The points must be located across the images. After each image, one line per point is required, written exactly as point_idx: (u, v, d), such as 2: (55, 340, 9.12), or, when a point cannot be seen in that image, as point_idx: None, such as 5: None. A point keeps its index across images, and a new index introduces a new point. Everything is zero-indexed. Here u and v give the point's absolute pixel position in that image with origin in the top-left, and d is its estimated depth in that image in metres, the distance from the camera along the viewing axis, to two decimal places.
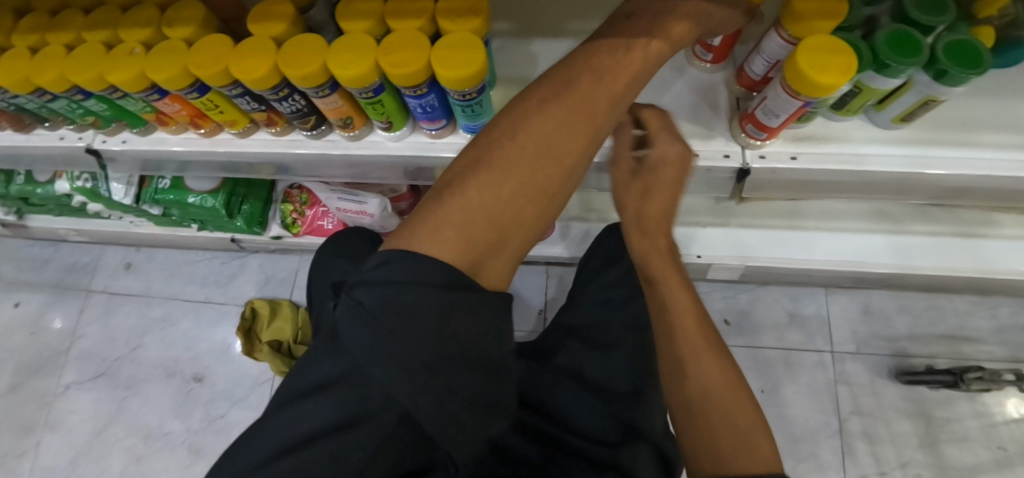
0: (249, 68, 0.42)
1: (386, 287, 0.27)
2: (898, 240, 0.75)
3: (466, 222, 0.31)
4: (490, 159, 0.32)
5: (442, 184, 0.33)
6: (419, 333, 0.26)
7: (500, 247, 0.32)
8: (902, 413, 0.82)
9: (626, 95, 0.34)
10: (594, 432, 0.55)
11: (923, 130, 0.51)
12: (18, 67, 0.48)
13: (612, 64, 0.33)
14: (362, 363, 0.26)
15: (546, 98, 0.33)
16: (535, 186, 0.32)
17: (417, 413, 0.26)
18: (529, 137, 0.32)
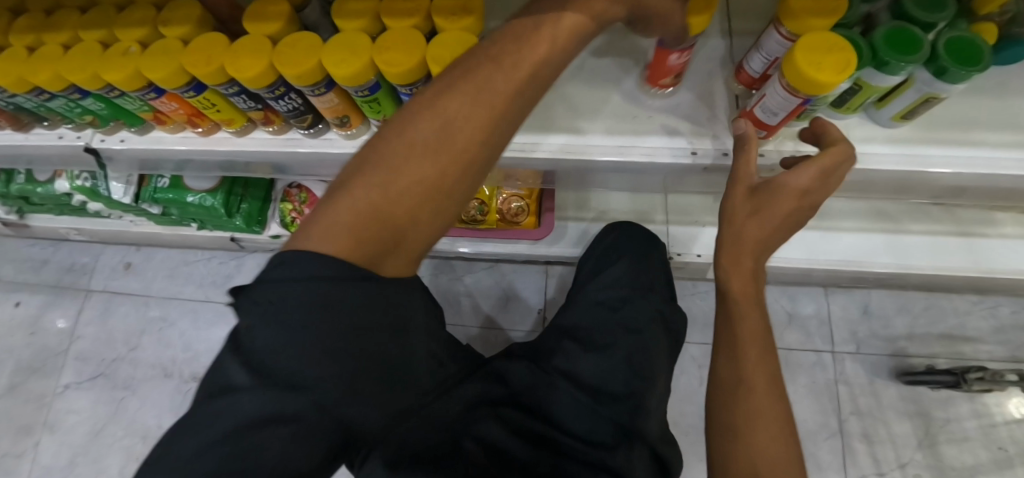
0: (243, 67, 0.42)
1: (290, 281, 0.29)
2: (897, 239, 0.75)
3: (354, 220, 0.31)
4: (381, 158, 0.32)
5: (339, 180, 0.33)
6: (332, 323, 0.29)
7: (397, 244, 0.32)
8: (901, 414, 0.81)
9: (531, 83, 0.31)
10: (589, 433, 0.55)
11: (922, 128, 0.51)
12: (14, 67, 0.48)
13: (509, 54, 0.31)
14: (272, 358, 0.27)
15: (444, 94, 0.32)
16: (426, 183, 0.31)
17: (327, 401, 0.28)
18: (420, 134, 0.31)
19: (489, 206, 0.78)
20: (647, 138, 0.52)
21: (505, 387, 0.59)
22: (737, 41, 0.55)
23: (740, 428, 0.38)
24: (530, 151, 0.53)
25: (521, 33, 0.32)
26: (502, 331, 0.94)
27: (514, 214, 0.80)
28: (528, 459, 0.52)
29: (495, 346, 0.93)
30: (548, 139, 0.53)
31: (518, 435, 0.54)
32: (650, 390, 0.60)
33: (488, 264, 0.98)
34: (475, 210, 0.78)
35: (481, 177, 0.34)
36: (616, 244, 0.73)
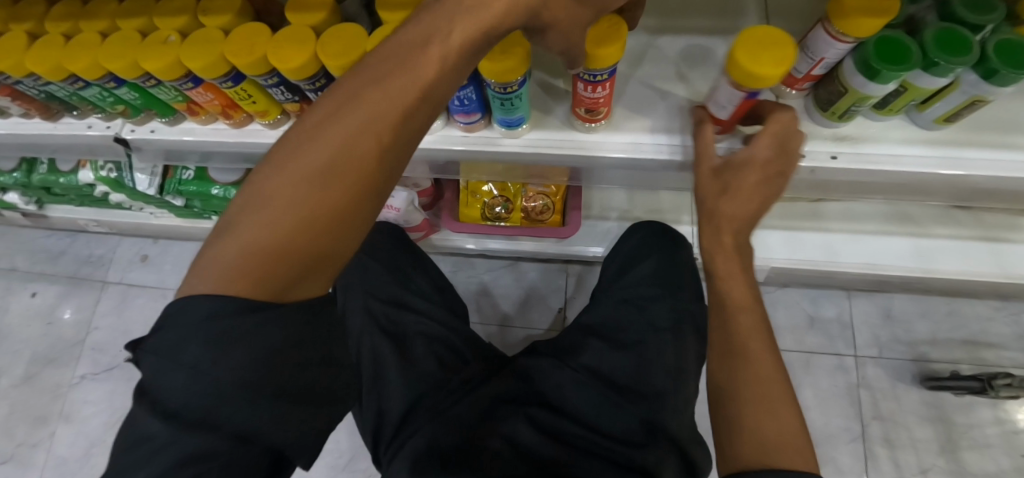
0: (287, 58, 0.41)
1: (184, 328, 0.28)
2: (923, 243, 0.75)
3: (242, 259, 0.28)
4: (268, 189, 0.30)
5: (223, 218, 0.30)
6: (235, 354, 0.28)
7: (298, 277, 0.30)
8: (922, 419, 0.81)
9: (428, 96, 0.31)
10: (616, 431, 0.55)
11: (962, 131, 0.50)
12: (50, 54, 0.47)
13: (402, 68, 0.30)
14: (181, 402, 0.27)
15: (334, 112, 0.30)
16: (322, 212, 0.29)
17: (247, 429, 0.28)
18: (310, 160, 0.29)
19: (514, 203, 0.77)
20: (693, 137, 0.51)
21: (528, 383, 0.60)
22: None
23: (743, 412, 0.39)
24: (569, 147, 0.52)
25: (412, 47, 0.31)
26: (521, 330, 0.94)
27: (540, 212, 0.78)
28: (554, 457, 0.51)
29: (515, 345, 0.93)
30: (583, 136, 0.52)
31: (541, 431, 0.54)
32: (680, 390, 0.59)
33: (508, 262, 0.98)
34: (499, 207, 0.77)
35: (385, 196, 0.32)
36: (646, 242, 0.72)
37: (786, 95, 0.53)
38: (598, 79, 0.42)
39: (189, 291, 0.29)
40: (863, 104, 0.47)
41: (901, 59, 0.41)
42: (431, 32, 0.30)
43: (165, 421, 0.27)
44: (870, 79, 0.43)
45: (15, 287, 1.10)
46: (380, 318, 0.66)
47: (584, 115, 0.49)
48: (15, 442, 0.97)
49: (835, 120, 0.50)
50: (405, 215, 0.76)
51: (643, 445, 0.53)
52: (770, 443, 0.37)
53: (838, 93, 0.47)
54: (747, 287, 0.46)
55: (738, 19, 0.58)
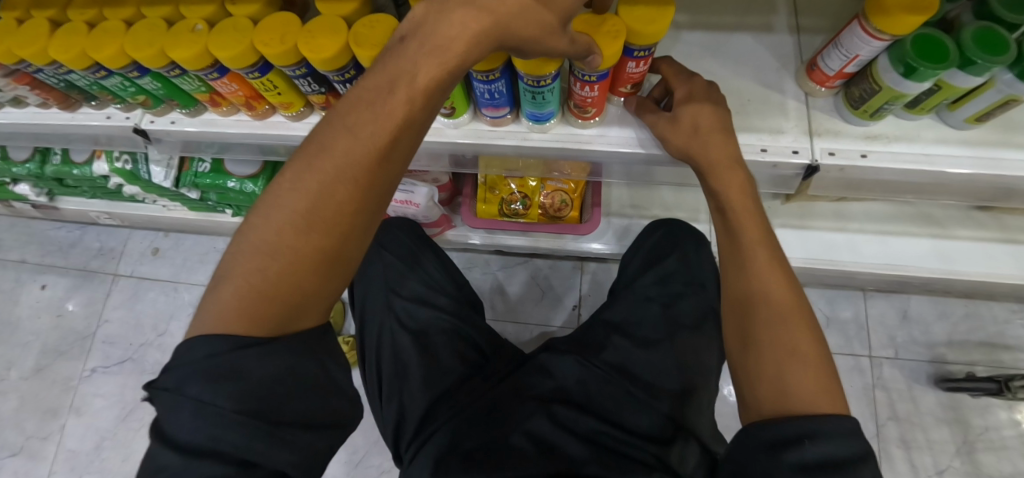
0: (319, 48, 0.41)
1: (189, 365, 0.30)
2: (945, 244, 0.74)
3: (238, 307, 0.31)
4: (256, 239, 0.32)
5: (218, 267, 0.33)
6: (235, 385, 0.30)
7: (293, 313, 0.33)
8: (939, 420, 0.81)
9: (399, 140, 0.32)
10: (643, 429, 0.53)
11: (996, 131, 0.49)
12: (74, 42, 0.46)
13: (366, 120, 0.32)
14: (188, 436, 0.29)
15: (308, 164, 0.32)
16: (306, 257, 0.32)
17: (250, 453, 0.29)
18: (293, 214, 0.32)
19: (532, 200, 0.76)
20: None
21: (553, 380, 0.59)
22: (804, 38, 0.55)
23: (757, 362, 0.38)
24: (594, 144, 0.51)
25: (376, 95, 0.32)
26: (534, 327, 0.93)
27: (558, 209, 0.77)
28: (583, 456, 0.49)
29: (530, 342, 0.92)
30: (612, 132, 0.50)
31: (573, 433, 0.52)
32: (703, 386, 0.60)
33: (523, 259, 0.98)
34: (517, 204, 0.77)
35: (366, 233, 0.35)
36: (670, 239, 0.71)
37: (815, 93, 0.52)
38: (588, 79, 0.41)
39: (196, 329, 0.32)
40: (896, 103, 0.46)
41: (936, 58, 0.41)
42: (395, 77, 0.31)
43: (177, 453, 0.28)
44: (904, 76, 0.42)
45: (25, 279, 1.09)
46: (402, 314, 0.66)
47: (576, 111, 0.49)
48: (26, 435, 0.97)
49: (865, 119, 0.49)
50: (425, 210, 0.75)
51: (670, 443, 0.52)
52: (793, 397, 0.34)
53: (871, 90, 0.46)
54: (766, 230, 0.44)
55: (767, 16, 0.57)
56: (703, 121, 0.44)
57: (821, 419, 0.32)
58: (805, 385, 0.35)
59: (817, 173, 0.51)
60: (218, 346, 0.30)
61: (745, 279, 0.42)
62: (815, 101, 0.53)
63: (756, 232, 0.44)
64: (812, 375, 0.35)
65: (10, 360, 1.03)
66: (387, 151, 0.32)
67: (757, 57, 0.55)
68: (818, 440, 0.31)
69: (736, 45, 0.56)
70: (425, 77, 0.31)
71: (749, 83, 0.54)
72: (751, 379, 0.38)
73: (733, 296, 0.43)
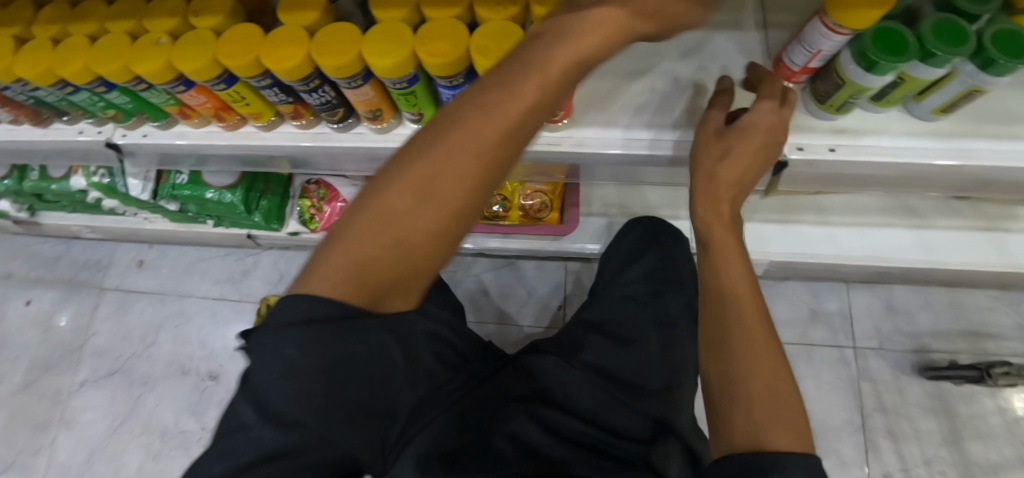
0: (281, 58, 0.41)
1: (284, 330, 0.27)
2: (924, 234, 0.75)
3: (344, 271, 0.28)
4: (371, 203, 0.29)
5: (331, 230, 0.30)
6: (327, 355, 0.27)
7: (392, 287, 0.29)
8: (925, 410, 0.81)
9: (534, 121, 0.29)
10: (624, 428, 0.53)
11: (962, 122, 0.50)
12: (39, 59, 0.46)
13: (510, 87, 0.28)
14: (278, 398, 0.26)
15: (438, 133, 0.29)
16: (424, 229, 0.28)
17: (333, 434, 0.27)
18: (421, 183, 0.28)
19: (512, 202, 0.79)
20: None
21: (534, 382, 0.59)
22: (773, 34, 0.55)
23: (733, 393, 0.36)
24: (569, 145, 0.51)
25: (511, 74, 0.29)
26: (522, 328, 0.93)
27: (537, 210, 0.79)
28: (563, 457, 0.49)
29: (515, 344, 0.92)
30: (584, 131, 0.51)
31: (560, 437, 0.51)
32: (685, 383, 0.60)
33: (507, 261, 0.98)
34: (497, 206, 0.78)
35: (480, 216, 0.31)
36: (645, 238, 0.72)
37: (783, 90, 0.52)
38: None
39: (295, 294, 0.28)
40: (860, 96, 0.46)
41: (897, 49, 0.41)
42: (536, 59, 0.29)
43: None
44: (867, 71, 0.42)
45: (11, 295, 1.09)
46: None
47: None
48: (15, 451, 0.97)
49: (832, 113, 0.50)
50: None
51: (650, 442, 0.52)
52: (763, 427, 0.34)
53: (835, 85, 0.46)
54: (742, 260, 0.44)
55: (737, 13, 0.57)
56: (738, 147, 0.42)
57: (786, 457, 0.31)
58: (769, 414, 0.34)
59: (786, 168, 0.51)
60: (317, 316, 0.27)
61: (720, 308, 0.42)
62: None
63: (733, 236, 0.45)
64: (780, 412, 0.34)
65: None
66: (523, 128, 0.29)
67: (727, 53, 0.55)
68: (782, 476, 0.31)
69: (706, 42, 0.56)
70: (562, 59, 0.29)
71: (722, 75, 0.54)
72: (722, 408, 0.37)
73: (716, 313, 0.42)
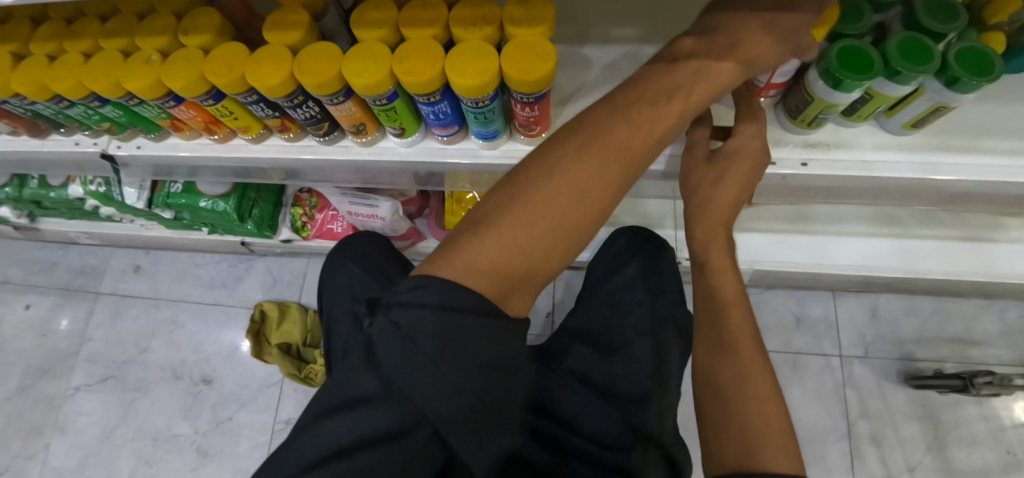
0: (265, 76, 0.42)
1: (429, 316, 0.30)
2: (904, 244, 0.76)
3: (500, 256, 0.33)
4: (520, 197, 0.34)
5: (481, 216, 0.34)
6: (456, 354, 0.30)
7: (527, 276, 0.34)
8: (909, 417, 0.82)
9: (659, 142, 0.35)
10: (601, 434, 0.55)
11: (932, 136, 0.51)
12: (35, 75, 0.48)
13: (650, 116, 0.34)
14: (403, 380, 0.30)
15: (585, 142, 0.34)
16: (564, 225, 0.34)
17: (446, 424, 0.30)
18: (572, 183, 0.34)
19: None
20: None
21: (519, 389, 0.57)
22: None
23: (734, 412, 0.39)
24: None
25: (654, 98, 0.34)
26: None
27: None
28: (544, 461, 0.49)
29: None
30: None
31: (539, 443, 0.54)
32: (664, 393, 0.60)
33: None
34: None
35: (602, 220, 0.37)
36: (620, 254, 0.73)
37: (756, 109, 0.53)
38: (527, 101, 0.43)
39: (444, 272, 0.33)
40: (829, 113, 0.47)
41: (862, 68, 0.42)
42: (675, 87, 0.35)
43: None
44: (833, 88, 0.43)
45: (9, 300, 1.11)
46: None
47: (522, 130, 0.50)
48: (12, 454, 0.98)
49: (804, 128, 0.51)
50: (392, 224, 0.76)
51: (629, 449, 0.53)
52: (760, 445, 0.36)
53: (805, 101, 0.48)
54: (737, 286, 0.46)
55: None
56: (732, 172, 0.42)
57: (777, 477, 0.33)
58: (764, 435, 0.36)
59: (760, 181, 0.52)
60: (467, 303, 0.31)
61: (717, 334, 0.44)
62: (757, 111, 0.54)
63: (726, 258, 0.46)
64: (775, 433, 0.36)
65: None
66: (653, 146, 0.35)
67: None
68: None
69: None
70: (698, 94, 0.35)
71: None
72: (717, 427, 0.39)
73: (711, 344, 0.44)
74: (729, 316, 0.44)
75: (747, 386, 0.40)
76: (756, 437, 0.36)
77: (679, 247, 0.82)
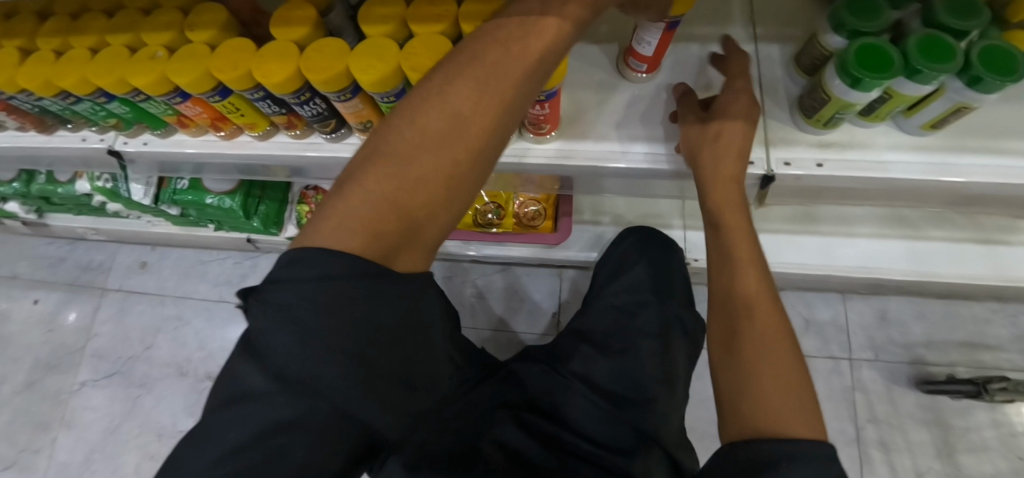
0: (271, 73, 0.42)
1: (304, 283, 0.29)
2: (917, 246, 0.74)
3: (361, 213, 0.31)
4: (383, 150, 0.32)
5: (347, 174, 0.33)
6: (345, 323, 0.29)
7: (408, 235, 0.32)
8: (919, 422, 0.81)
9: (537, 72, 0.32)
10: (605, 438, 0.54)
11: (949, 137, 0.50)
12: (41, 71, 0.48)
13: (517, 41, 0.32)
14: (290, 364, 0.28)
15: (448, 80, 0.32)
16: (433, 173, 0.32)
17: (346, 399, 0.29)
18: (436, 129, 0.32)
19: (506, 209, 0.79)
20: None
21: (524, 391, 0.61)
22: (762, 47, 0.55)
23: (748, 384, 0.37)
24: (552, 158, 0.51)
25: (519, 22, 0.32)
26: (516, 334, 0.94)
27: (531, 218, 0.80)
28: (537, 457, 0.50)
29: (509, 350, 0.93)
30: (570, 143, 0.51)
31: (531, 435, 0.53)
32: (670, 395, 0.59)
33: (502, 266, 0.99)
34: (491, 213, 0.79)
35: (486, 167, 0.34)
36: (629, 253, 0.72)
37: (770, 112, 0.52)
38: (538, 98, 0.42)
39: (312, 237, 0.31)
40: (847, 112, 0.46)
41: (882, 66, 0.41)
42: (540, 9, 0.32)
43: None
44: (852, 86, 0.42)
45: (17, 295, 1.12)
46: None
47: (531, 128, 0.49)
48: (18, 448, 0.99)
49: (819, 128, 0.50)
50: None
51: (632, 453, 0.52)
52: (775, 406, 0.35)
53: (822, 101, 0.47)
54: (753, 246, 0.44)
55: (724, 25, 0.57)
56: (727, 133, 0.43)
57: (800, 444, 0.32)
58: (785, 402, 0.35)
59: (774, 182, 0.50)
60: (333, 267, 0.29)
61: (732, 292, 0.43)
62: (770, 110, 0.53)
63: (746, 245, 0.44)
64: (794, 399, 0.35)
65: (3, 375, 1.05)
66: (528, 75, 0.32)
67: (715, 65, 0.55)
68: (793, 462, 0.31)
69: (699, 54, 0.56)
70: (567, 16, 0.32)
71: (711, 87, 0.54)
72: (735, 393, 0.38)
73: (723, 302, 0.43)
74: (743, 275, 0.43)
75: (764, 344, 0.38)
76: (773, 399, 0.35)
77: (686, 248, 0.81)
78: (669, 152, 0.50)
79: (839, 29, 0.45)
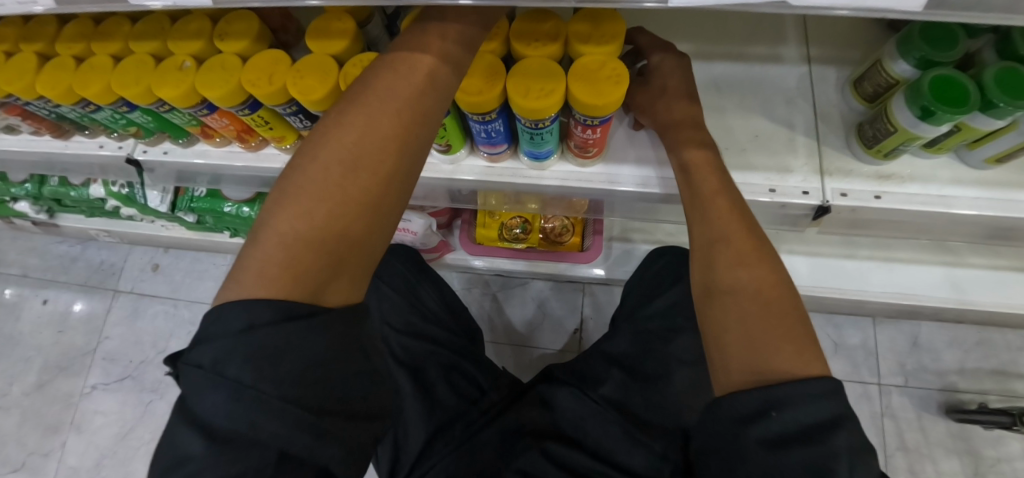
0: (307, 89, 0.39)
1: (224, 338, 0.26)
2: (958, 273, 0.72)
3: (279, 257, 0.29)
4: (294, 189, 0.31)
5: (258, 223, 0.31)
6: (285, 365, 0.25)
7: (332, 272, 0.30)
8: (949, 451, 0.79)
9: (431, 87, 0.33)
10: (636, 467, 0.53)
11: (1016, 171, 0.47)
12: (62, 78, 0.45)
13: (405, 58, 0.33)
14: (225, 422, 0.24)
15: (348, 103, 0.33)
16: (350, 198, 0.31)
17: (294, 447, 0.25)
18: (344, 152, 0.31)
19: (534, 225, 0.77)
20: (748, 175, 0.48)
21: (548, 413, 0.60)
22: (817, 70, 0.53)
23: (731, 327, 0.34)
24: (595, 182, 0.49)
25: (405, 44, 0.34)
26: (535, 349, 0.92)
27: (559, 234, 0.78)
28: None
29: (528, 365, 0.91)
30: (616, 167, 0.49)
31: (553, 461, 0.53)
32: None
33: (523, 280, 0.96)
34: (517, 228, 0.78)
35: (407, 183, 0.34)
36: (676, 264, 0.66)
37: (825, 139, 0.50)
38: (590, 124, 0.40)
39: (229, 294, 0.29)
40: (911, 143, 0.44)
41: (957, 100, 0.38)
42: (425, 29, 0.35)
43: None
44: (920, 119, 0.40)
45: (27, 294, 1.10)
46: (394, 347, 0.64)
47: (576, 151, 0.47)
48: (27, 451, 0.97)
49: (879, 158, 0.47)
50: (422, 238, 0.74)
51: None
52: (763, 347, 0.32)
53: (885, 131, 0.44)
54: (721, 179, 0.41)
55: (775, 44, 0.54)
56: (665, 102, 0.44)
57: (790, 384, 0.29)
58: (773, 341, 0.32)
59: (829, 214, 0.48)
60: (256, 317, 0.27)
61: (704, 234, 0.40)
62: (825, 136, 0.50)
63: (715, 181, 0.41)
64: (782, 335, 0.32)
65: (12, 375, 1.04)
66: (427, 83, 0.33)
67: (768, 87, 0.52)
68: (785, 409, 0.29)
69: (750, 75, 0.53)
70: (455, 26, 0.34)
71: (761, 112, 0.51)
72: (720, 346, 0.35)
73: (698, 251, 0.40)
74: (714, 214, 0.39)
75: (747, 300, 0.35)
76: (756, 342, 0.32)
77: None
78: (660, 174, 0.48)
79: (908, 55, 0.42)
